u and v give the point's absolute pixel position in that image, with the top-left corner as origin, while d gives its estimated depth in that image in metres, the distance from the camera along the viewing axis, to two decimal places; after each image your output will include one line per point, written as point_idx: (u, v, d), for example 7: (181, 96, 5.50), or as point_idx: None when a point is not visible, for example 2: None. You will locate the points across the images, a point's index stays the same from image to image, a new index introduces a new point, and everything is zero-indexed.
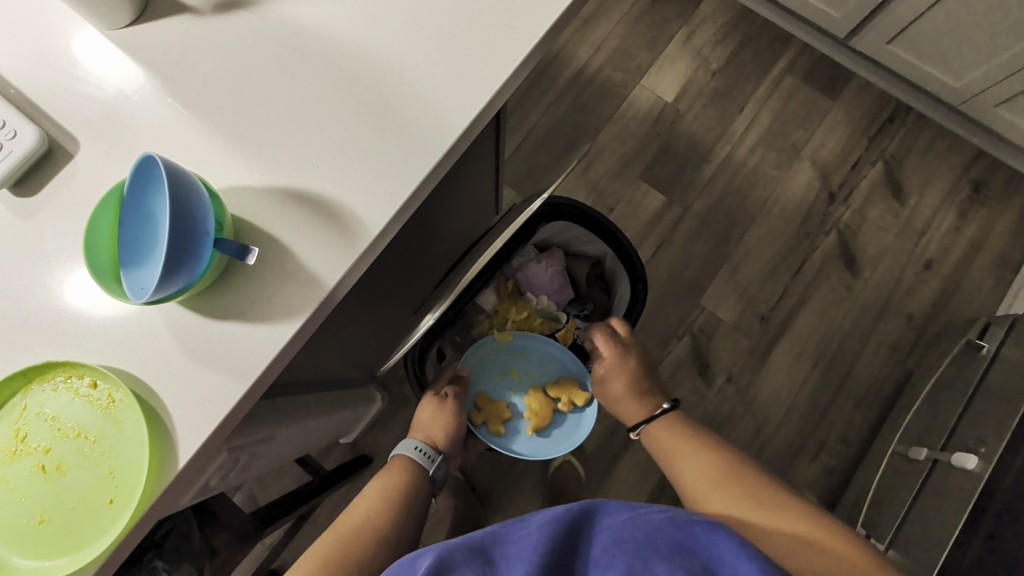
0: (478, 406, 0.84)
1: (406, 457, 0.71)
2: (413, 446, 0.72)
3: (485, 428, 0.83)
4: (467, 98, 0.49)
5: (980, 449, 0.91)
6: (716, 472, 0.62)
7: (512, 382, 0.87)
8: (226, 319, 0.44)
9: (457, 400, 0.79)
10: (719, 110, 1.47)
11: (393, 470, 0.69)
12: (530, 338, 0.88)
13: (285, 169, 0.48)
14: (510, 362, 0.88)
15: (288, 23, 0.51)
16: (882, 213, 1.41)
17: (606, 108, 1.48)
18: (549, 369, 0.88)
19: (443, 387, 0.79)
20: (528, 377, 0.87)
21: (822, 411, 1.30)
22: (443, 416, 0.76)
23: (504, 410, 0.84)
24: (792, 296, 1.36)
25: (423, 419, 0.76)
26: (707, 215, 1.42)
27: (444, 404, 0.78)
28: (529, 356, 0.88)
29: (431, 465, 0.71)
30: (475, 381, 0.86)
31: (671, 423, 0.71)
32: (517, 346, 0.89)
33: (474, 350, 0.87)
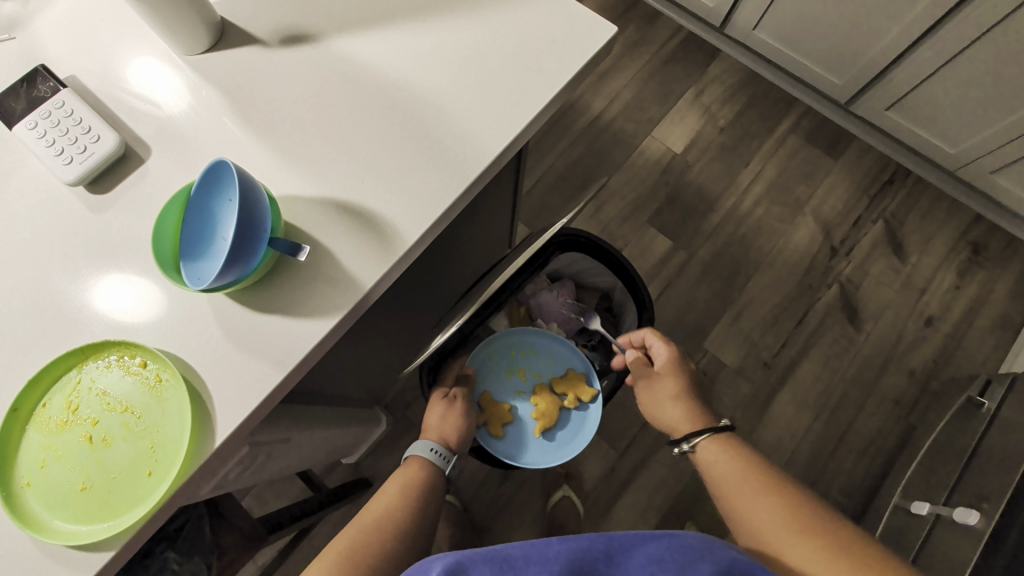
0: (484, 405, 0.86)
1: (422, 458, 0.71)
2: (430, 446, 0.72)
3: (485, 430, 0.84)
4: (499, 128, 0.55)
5: (981, 504, 0.92)
6: (790, 521, 0.56)
7: (518, 382, 0.89)
8: (269, 313, 0.48)
9: (464, 401, 0.80)
10: (725, 164, 1.55)
11: (410, 470, 0.69)
12: (543, 336, 0.91)
13: (331, 183, 0.53)
14: (518, 360, 0.90)
15: (344, 57, 0.58)
16: (883, 268, 1.45)
17: (617, 156, 1.56)
18: (557, 368, 0.91)
19: (449, 388, 0.81)
20: (535, 376, 0.89)
21: (824, 461, 1.29)
22: (453, 417, 0.77)
23: (509, 411, 0.86)
24: (794, 344, 1.39)
25: (433, 421, 0.77)
26: (713, 261, 1.47)
27: (454, 403, 0.79)
28: (536, 356, 0.91)
29: (446, 465, 0.72)
30: (481, 380, 0.88)
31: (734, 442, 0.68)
32: (526, 345, 0.91)
33: (482, 349, 0.89)
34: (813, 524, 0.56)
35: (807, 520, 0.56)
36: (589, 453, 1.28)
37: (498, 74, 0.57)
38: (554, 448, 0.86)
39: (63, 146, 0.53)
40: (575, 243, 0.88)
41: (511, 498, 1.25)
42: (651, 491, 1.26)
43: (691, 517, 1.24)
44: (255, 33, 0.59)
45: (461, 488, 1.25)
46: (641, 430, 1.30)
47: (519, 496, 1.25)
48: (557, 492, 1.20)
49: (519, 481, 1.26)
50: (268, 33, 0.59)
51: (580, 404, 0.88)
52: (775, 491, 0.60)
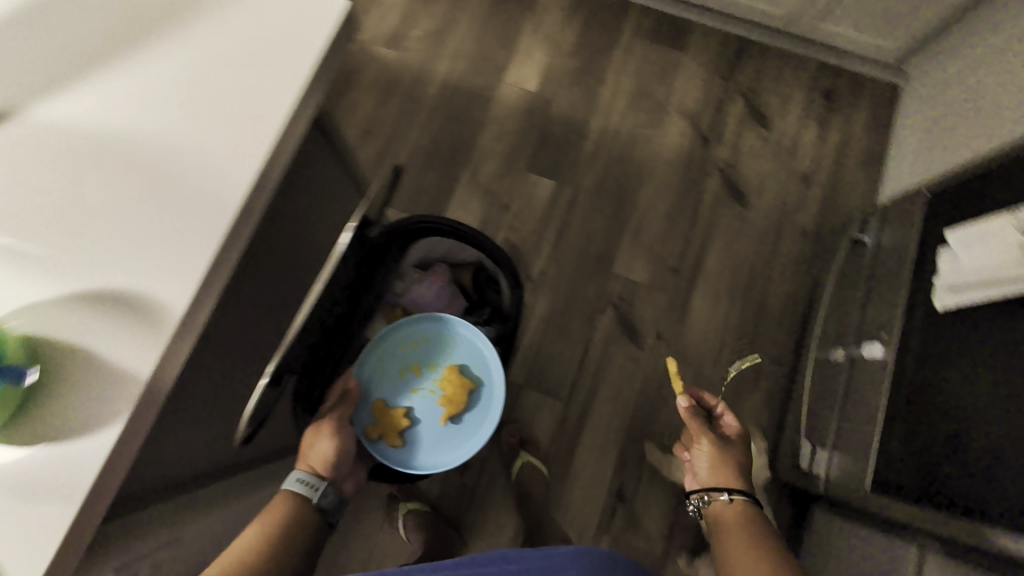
0: (378, 416, 0.82)
1: (289, 491, 0.66)
2: (298, 479, 0.67)
3: (382, 442, 0.80)
4: (246, 152, 0.49)
5: (883, 335, 1.01)
6: (742, 520, 0.74)
7: (413, 380, 0.85)
8: (40, 446, 0.42)
9: (337, 420, 0.73)
10: (582, 88, 1.54)
11: (274, 506, 0.64)
12: (432, 323, 0.87)
13: (75, 275, 0.46)
14: (410, 357, 0.86)
15: (49, 126, 0.50)
16: (753, 142, 1.48)
17: (478, 114, 1.54)
18: (454, 355, 0.87)
19: (323, 410, 0.74)
20: (429, 373, 0.86)
21: (750, 340, 1.34)
22: (323, 440, 0.71)
23: (405, 415, 0.82)
24: (695, 241, 1.41)
25: (303, 445, 0.71)
26: (598, 188, 1.46)
27: (324, 422, 0.72)
28: (430, 348, 0.87)
29: (315, 496, 0.67)
30: (373, 388, 0.84)
31: (744, 511, 0.76)
32: (416, 338, 0.87)
33: (369, 354, 0.84)
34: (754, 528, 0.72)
35: (757, 524, 0.73)
36: (538, 412, 1.30)
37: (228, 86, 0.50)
38: (456, 447, 0.83)
39: None
40: (422, 230, 0.83)
41: (477, 483, 1.24)
42: (604, 426, 1.28)
43: (648, 437, 1.27)
44: None
45: (425, 492, 1.23)
46: (579, 373, 1.32)
47: (483, 477, 1.25)
48: (517, 462, 1.21)
49: (479, 463, 1.25)
50: None
51: (478, 397, 0.85)
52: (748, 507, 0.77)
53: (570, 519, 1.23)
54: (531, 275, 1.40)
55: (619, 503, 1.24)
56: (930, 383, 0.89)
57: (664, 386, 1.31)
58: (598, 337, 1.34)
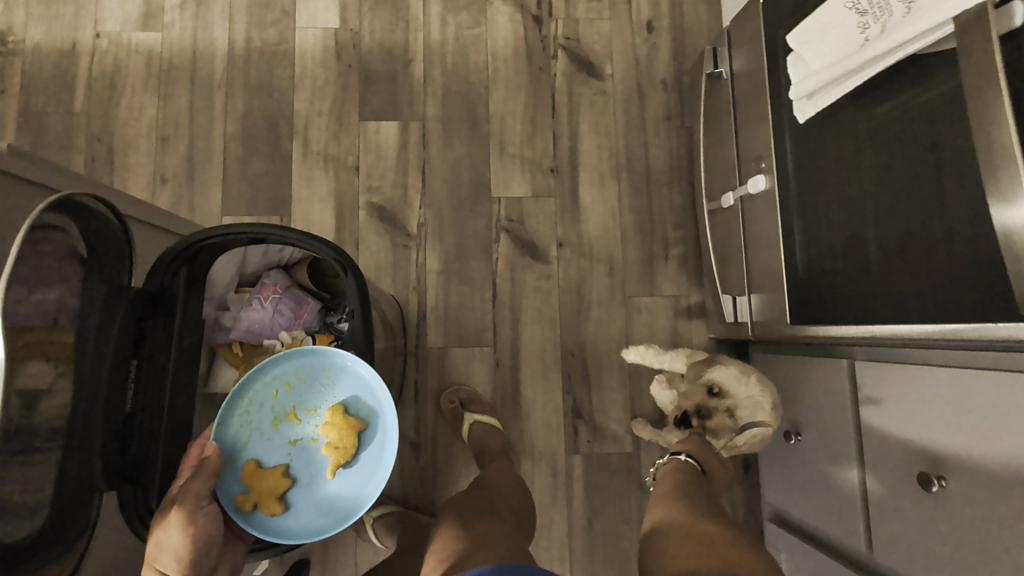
0: (249, 482, 0.76)
1: None
2: None
3: (259, 511, 0.75)
4: None
5: (762, 165, 0.97)
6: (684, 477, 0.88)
7: (290, 431, 0.79)
8: None
9: (186, 510, 0.68)
10: (387, 6, 1.34)
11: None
12: (296, 360, 0.81)
13: None
14: (282, 405, 0.80)
15: None
16: (587, 5, 1.35)
17: (283, 75, 1.31)
18: (335, 397, 0.80)
19: (171, 500, 0.69)
20: (307, 420, 0.80)
21: (649, 214, 1.29)
22: (169, 538, 0.67)
23: (280, 476, 0.77)
24: (562, 134, 1.31)
25: (153, 546, 0.67)
26: (445, 112, 1.31)
27: (169, 514, 0.68)
28: (308, 391, 0.80)
29: None
30: (243, 447, 0.77)
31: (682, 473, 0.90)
32: (286, 384, 0.80)
33: (233, 414, 0.78)
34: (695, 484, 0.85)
35: (694, 481, 0.87)
36: (469, 366, 1.22)
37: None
38: (345, 501, 0.77)
39: None
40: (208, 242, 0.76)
41: (435, 459, 1.18)
42: (538, 354, 1.23)
43: (584, 347, 1.24)
44: None
45: (387, 491, 1.16)
46: (495, 312, 1.24)
47: (439, 452, 1.19)
48: (465, 425, 1.13)
49: (430, 441, 1.19)
50: None
51: (365, 444, 0.79)
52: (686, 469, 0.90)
53: (537, 453, 1.20)
54: (411, 231, 1.26)
55: (579, 419, 1.22)
56: (813, 196, 0.86)
57: (582, 291, 1.26)
58: (501, 270, 1.26)
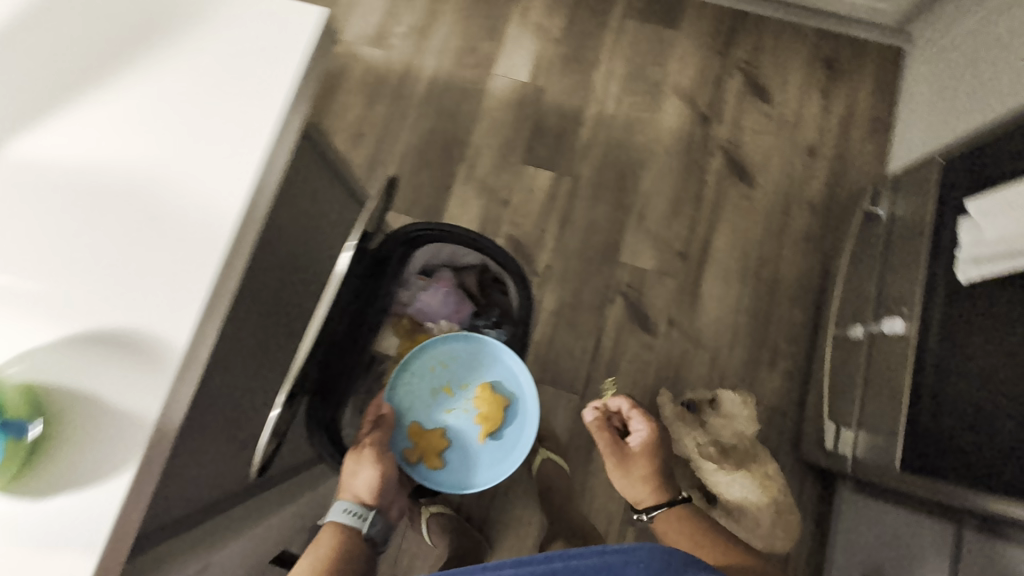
0: (416, 439, 0.84)
1: (337, 522, 0.71)
2: (343, 509, 0.72)
3: (423, 464, 0.83)
4: (229, 173, 0.46)
5: (902, 308, 0.98)
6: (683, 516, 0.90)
7: (446, 400, 0.87)
8: (53, 495, 0.41)
9: (375, 447, 0.76)
10: (575, 75, 1.51)
11: (324, 537, 0.69)
12: (450, 342, 0.88)
13: (65, 312, 0.44)
14: (439, 377, 0.88)
15: (23, 163, 0.47)
16: (755, 117, 1.44)
17: (470, 108, 1.51)
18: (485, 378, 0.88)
19: (361, 440, 0.76)
20: (460, 389, 0.88)
21: (765, 321, 1.32)
22: (363, 469, 0.74)
23: (441, 437, 0.85)
24: (701, 224, 1.38)
25: (346, 476, 0.74)
26: (599, 176, 1.43)
27: (364, 452, 0.75)
28: (461, 370, 0.88)
29: (364, 524, 0.71)
30: (407, 411, 0.86)
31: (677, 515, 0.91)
32: (442, 359, 0.88)
33: (399, 379, 0.86)
34: (693, 528, 0.88)
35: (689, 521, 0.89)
36: (554, 407, 1.28)
37: (248, 150, 0.46)
38: (493, 463, 0.85)
39: None
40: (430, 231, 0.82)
41: (497, 482, 1.23)
42: None
43: None
44: None
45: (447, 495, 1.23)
46: (592, 365, 1.30)
47: (503, 477, 1.24)
48: (537, 459, 1.19)
49: None
50: None
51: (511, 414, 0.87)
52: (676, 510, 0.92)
53: (595, 512, 1.22)
54: (538, 269, 1.37)
55: None
56: None
57: (680, 372, 1.29)
58: (609, 328, 1.32)
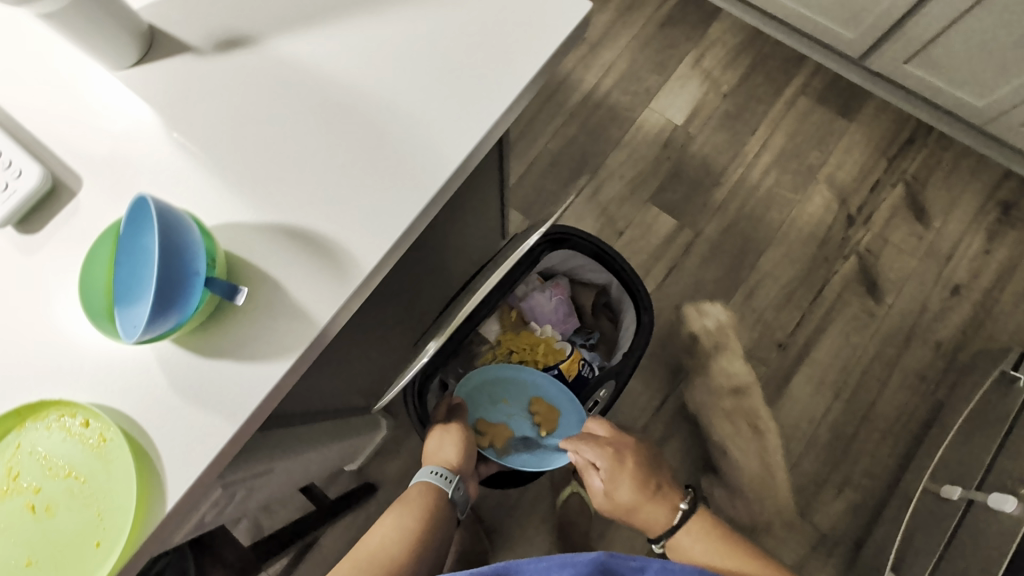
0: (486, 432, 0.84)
1: (424, 482, 0.70)
2: (430, 470, 0.72)
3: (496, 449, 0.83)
4: (461, 131, 0.48)
5: (1019, 490, 0.89)
6: (710, 534, 0.70)
7: (505, 404, 0.87)
8: (219, 359, 0.43)
9: (460, 420, 0.79)
10: (730, 132, 1.45)
11: (413, 496, 0.68)
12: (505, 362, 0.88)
13: (278, 204, 0.47)
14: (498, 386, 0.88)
15: (283, 62, 0.50)
16: (904, 235, 1.36)
17: (614, 133, 1.46)
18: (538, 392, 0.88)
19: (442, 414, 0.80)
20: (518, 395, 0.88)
21: (845, 444, 1.24)
22: (449, 438, 0.76)
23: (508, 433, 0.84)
24: (810, 322, 1.31)
25: (432, 445, 0.76)
26: (720, 238, 1.38)
27: (450, 426, 0.78)
28: (516, 383, 0.88)
29: (449, 486, 0.70)
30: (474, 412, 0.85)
31: (697, 528, 0.71)
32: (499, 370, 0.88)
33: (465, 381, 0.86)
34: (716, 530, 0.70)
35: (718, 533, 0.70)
36: None
37: (486, 112, 0.48)
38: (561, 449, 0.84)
39: None
40: (575, 240, 0.84)
41: (521, 496, 1.21)
42: None
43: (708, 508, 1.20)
44: (188, 39, 0.52)
45: None
46: (651, 420, 1.27)
47: (528, 494, 1.21)
48: (566, 488, 1.15)
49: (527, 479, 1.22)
50: (201, 39, 0.52)
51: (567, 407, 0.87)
52: (703, 519, 0.72)
53: None
54: None
55: None
56: None
57: None
58: (681, 391, 1.28)
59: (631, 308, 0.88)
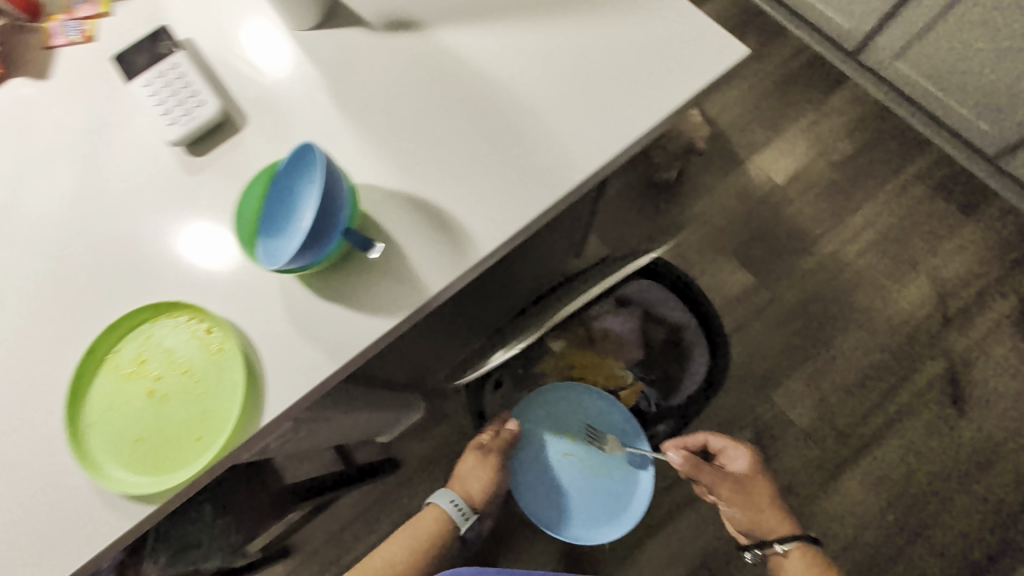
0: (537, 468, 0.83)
1: (441, 508, 0.71)
2: (451, 499, 0.72)
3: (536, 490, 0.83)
4: (597, 144, 0.50)
5: None
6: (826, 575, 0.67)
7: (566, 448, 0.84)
8: (334, 302, 0.47)
9: (500, 455, 0.78)
10: (833, 203, 1.39)
11: (425, 519, 0.70)
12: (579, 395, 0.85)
13: (414, 176, 0.50)
14: (566, 424, 0.85)
15: (443, 50, 0.54)
16: (1004, 350, 1.26)
17: (710, 178, 1.41)
18: (605, 444, 0.84)
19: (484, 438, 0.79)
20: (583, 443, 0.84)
21: (891, 554, 1.16)
22: (482, 470, 0.76)
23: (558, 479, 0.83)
24: (879, 416, 1.23)
25: (464, 470, 0.77)
26: (800, 307, 1.31)
27: (487, 457, 0.77)
28: (588, 427, 0.84)
29: (463, 523, 0.71)
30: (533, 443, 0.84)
31: (810, 560, 0.68)
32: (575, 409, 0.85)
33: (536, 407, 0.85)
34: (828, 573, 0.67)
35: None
36: None
37: (625, 133, 0.50)
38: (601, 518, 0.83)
39: (171, 106, 0.54)
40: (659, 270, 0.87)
41: None
42: (684, 540, 1.15)
43: None
44: (364, 15, 0.57)
45: None
46: None
47: None
48: None
49: None
50: (376, 16, 0.57)
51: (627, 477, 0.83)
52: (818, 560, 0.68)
53: None
54: None
55: None
56: None
57: None
58: None
59: (700, 348, 0.88)
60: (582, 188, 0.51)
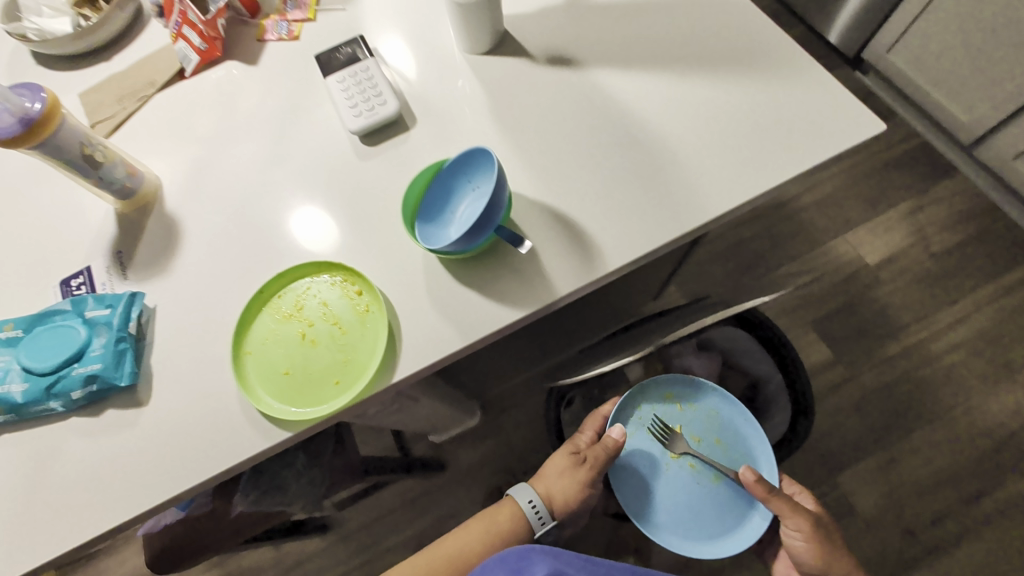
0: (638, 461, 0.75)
1: (517, 508, 0.70)
2: (528, 502, 0.70)
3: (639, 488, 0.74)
4: (729, 189, 0.54)
5: None
6: None
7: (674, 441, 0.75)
8: (470, 286, 0.53)
9: (589, 471, 0.71)
10: (927, 293, 1.34)
11: (501, 515, 0.69)
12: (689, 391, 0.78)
13: (557, 191, 0.56)
14: (674, 415, 0.77)
15: (597, 87, 0.61)
16: None
17: (797, 246, 1.41)
18: (719, 438, 0.75)
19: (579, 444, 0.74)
20: (693, 438, 0.75)
21: None
22: (566, 480, 0.72)
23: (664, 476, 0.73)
24: (953, 524, 1.15)
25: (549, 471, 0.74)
26: (878, 392, 1.26)
27: (578, 468, 0.72)
28: (698, 417, 0.76)
29: (538, 528, 0.69)
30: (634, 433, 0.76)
31: None
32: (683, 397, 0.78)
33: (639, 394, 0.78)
34: None
35: None
36: None
37: (758, 182, 0.54)
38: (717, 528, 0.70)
39: (356, 100, 0.63)
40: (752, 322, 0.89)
41: None
42: None
43: None
44: (529, 48, 0.65)
45: None
46: None
47: None
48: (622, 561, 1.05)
49: None
50: (539, 51, 0.65)
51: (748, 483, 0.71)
52: None
53: None
54: None
55: None
56: None
57: None
58: None
59: (782, 410, 0.87)
60: (707, 228, 0.55)
